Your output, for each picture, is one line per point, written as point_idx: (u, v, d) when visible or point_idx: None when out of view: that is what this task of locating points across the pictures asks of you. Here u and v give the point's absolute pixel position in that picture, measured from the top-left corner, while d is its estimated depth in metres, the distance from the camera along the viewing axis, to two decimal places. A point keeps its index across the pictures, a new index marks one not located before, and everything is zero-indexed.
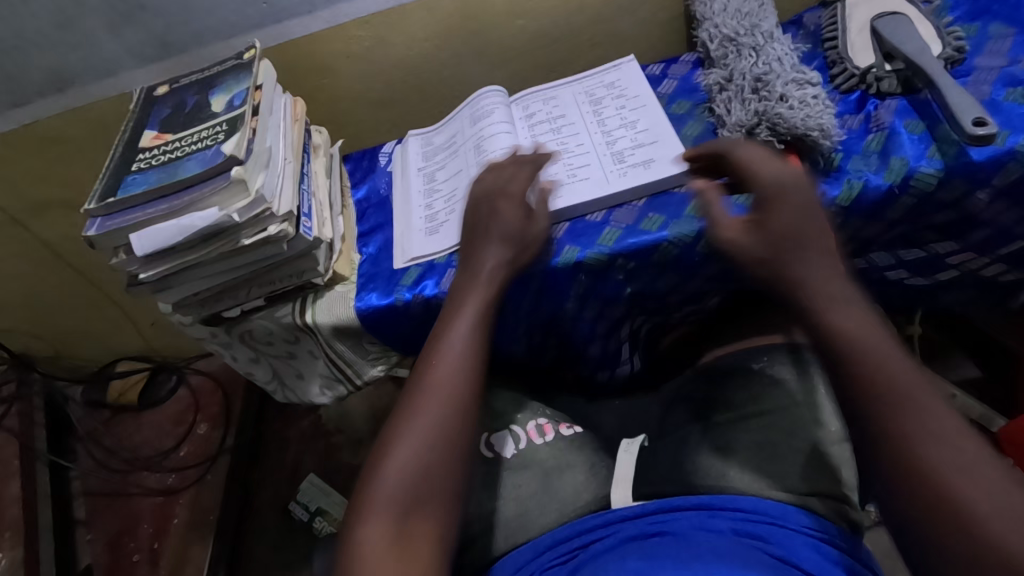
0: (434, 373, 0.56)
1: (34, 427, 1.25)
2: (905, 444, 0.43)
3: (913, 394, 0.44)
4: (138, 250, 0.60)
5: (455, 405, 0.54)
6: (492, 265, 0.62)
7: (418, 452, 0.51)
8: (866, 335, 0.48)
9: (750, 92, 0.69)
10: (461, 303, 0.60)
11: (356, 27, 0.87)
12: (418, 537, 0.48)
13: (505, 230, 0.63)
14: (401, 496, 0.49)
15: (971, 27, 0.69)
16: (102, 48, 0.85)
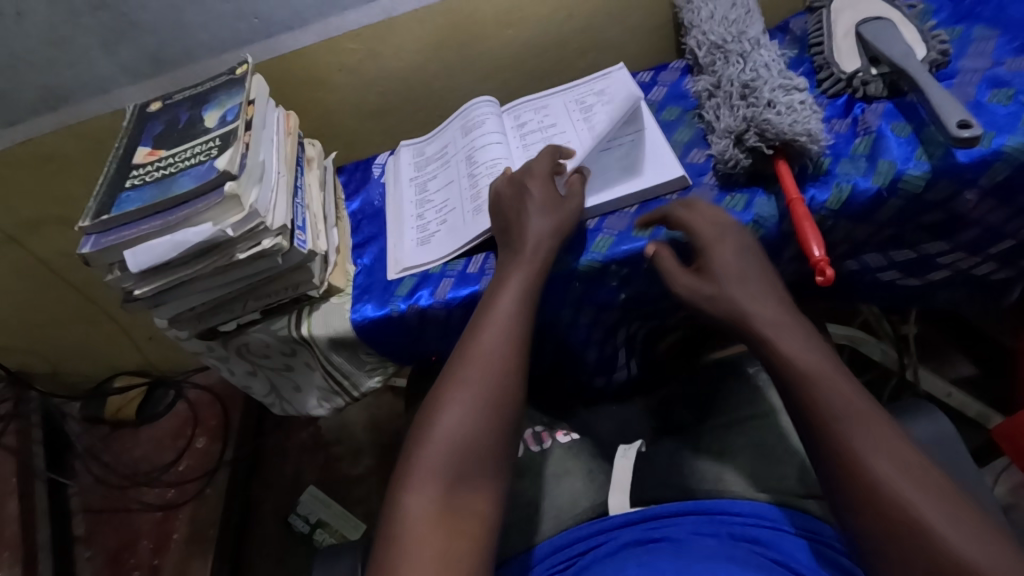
0: (479, 348, 0.58)
1: (31, 444, 1.25)
2: (887, 464, 0.46)
3: (879, 454, 0.47)
4: (133, 266, 0.61)
5: (499, 379, 0.56)
6: (533, 254, 0.63)
7: (461, 426, 0.54)
8: (830, 389, 0.51)
9: (737, 98, 0.70)
10: (507, 278, 0.62)
11: (347, 40, 0.88)
12: (460, 511, 0.50)
13: (541, 218, 0.64)
14: (446, 466, 0.52)
15: (955, 30, 0.70)
16: (95, 66, 0.85)
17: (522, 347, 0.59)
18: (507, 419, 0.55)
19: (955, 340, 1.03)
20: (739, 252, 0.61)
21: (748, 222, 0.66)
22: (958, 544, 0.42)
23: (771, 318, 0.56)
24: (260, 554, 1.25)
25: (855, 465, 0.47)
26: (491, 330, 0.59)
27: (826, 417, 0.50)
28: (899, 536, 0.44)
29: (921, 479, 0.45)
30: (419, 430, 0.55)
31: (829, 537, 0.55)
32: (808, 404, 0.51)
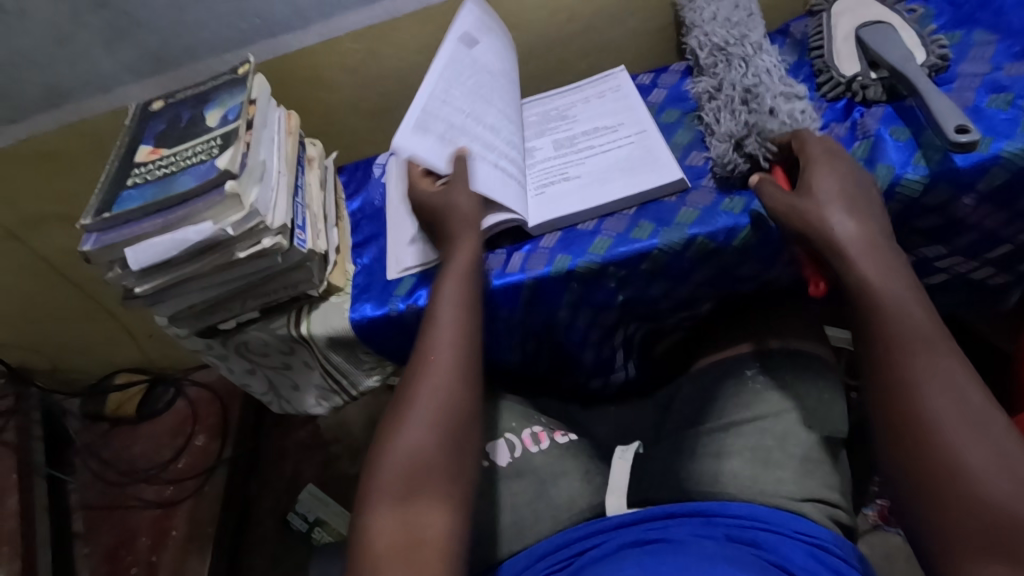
0: (427, 362, 0.60)
1: (31, 440, 1.25)
2: (926, 409, 0.49)
3: (938, 387, 0.50)
4: (134, 264, 0.61)
5: (449, 390, 0.58)
6: (465, 264, 0.64)
7: (417, 442, 0.56)
8: (916, 323, 0.53)
9: (739, 103, 0.70)
10: (442, 288, 0.63)
11: (349, 40, 0.88)
12: (421, 524, 0.52)
13: (470, 228, 0.65)
14: (402, 482, 0.54)
15: (954, 35, 0.70)
16: (97, 64, 0.86)
17: (467, 355, 0.61)
18: (460, 427, 0.57)
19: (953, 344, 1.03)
20: (847, 182, 0.60)
21: (747, 223, 0.66)
22: (986, 473, 0.46)
23: (860, 238, 0.57)
24: (259, 552, 1.26)
25: (910, 388, 0.51)
26: (438, 338, 0.61)
27: (895, 343, 0.53)
28: (928, 459, 0.48)
29: (966, 423, 0.48)
30: (375, 452, 0.57)
31: (825, 540, 0.56)
32: (884, 329, 0.53)
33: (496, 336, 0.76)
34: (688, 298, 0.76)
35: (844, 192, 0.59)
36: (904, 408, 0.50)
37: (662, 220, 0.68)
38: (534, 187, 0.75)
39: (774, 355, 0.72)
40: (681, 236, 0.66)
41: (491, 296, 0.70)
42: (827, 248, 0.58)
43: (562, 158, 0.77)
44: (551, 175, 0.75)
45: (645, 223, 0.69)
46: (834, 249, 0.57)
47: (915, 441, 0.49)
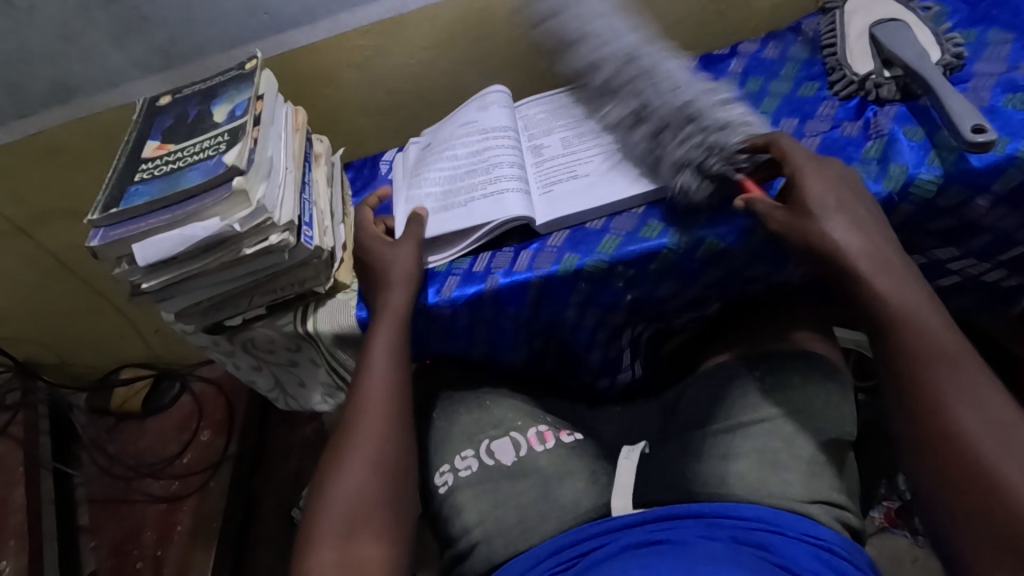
0: (366, 406, 0.63)
1: (38, 434, 1.26)
2: (945, 418, 0.49)
3: (973, 402, 0.49)
4: (141, 260, 0.61)
5: (381, 430, 0.61)
6: (396, 305, 0.67)
7: (355, 486, 0.58)
8: (938, 332, 0.52)
9: (682, 121, 0.69)
10: (376, 333, 0.66)
11: (356, 37, 0.88)
12: (359, 559, 0.54)
13: (404, 273, 0.68)
14: (343, 521, 0.56)
15: (970, 33, 0.69)
16: (105, 59, 0.86)
17: (399, 393, 0.64)
18: (392, 464, 0.60)
19: None
20: (838, 195, 0.59)
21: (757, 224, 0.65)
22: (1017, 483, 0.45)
23: (865, 245, 0.57)
24: (262, 548, 1.26)
25: (936, 397, 0.50)
26: (372, 383, 0.64)
27: (922, 353, 0.52)
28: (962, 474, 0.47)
29: (988, 432, 0.47)
30: (315, 498, 0.58)
31: (833, 543, 0.56)
32: (904, 340, 0.53)
33: (501, 335, 0.75)
34: (697, 298, 0.75)
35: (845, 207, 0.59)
36: (924, 420, 0.50)
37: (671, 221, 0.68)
38: (542, 186, 0.76)
39: (783, 356, 0.71)
40: (690, 238, 0.66)
41: (498, 294, 0.69)
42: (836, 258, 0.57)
43: (572, 157, 0.78)
44: (561, 174, 0.76)
45: (653, 223, 0.69)
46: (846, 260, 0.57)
47: (938, 454, 0.49)
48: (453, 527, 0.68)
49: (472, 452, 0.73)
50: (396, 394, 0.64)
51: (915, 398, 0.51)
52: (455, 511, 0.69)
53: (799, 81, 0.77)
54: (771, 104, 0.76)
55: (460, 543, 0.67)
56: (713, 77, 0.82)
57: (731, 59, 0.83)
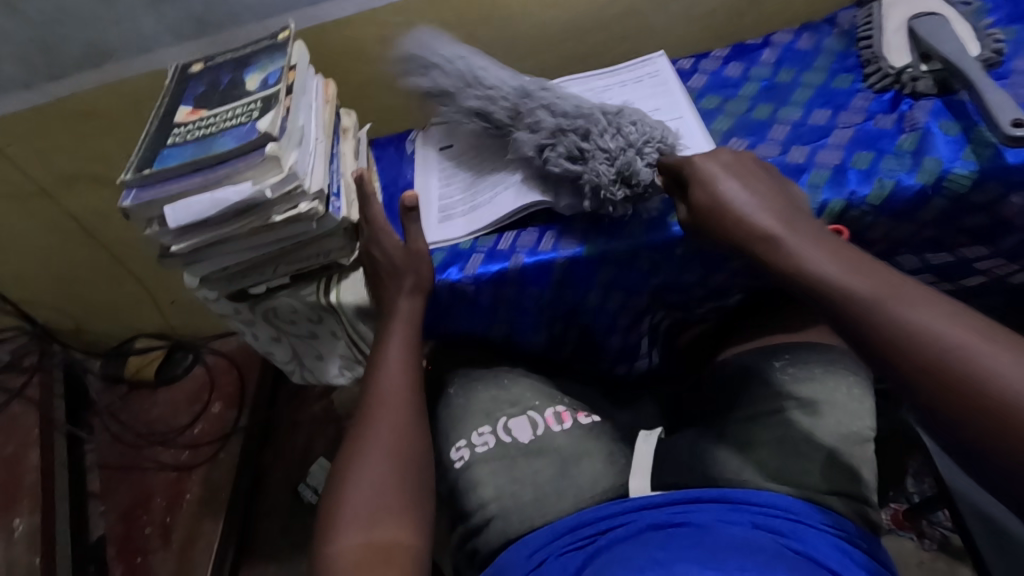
0: (382, 402, 0.64)
1: (53, 398, 1.28)
2: (915, 338, 0.46)
3: (945, 321, 0.46)
4: (172, 221, 0.61)
5: (400, 421, 0.63)
6: (408, 302, 0.69)
7: (372, 475, 0.58)
8: (865, 281, 0.50)
9: (573, 142, 0.67)
10: (388, 331, 0.68)
11: (389, 13, 0.88)
12: (386, 539, 0.54)
13: (416, 280, 0.69)
14: (369, 504, 0.56)
15: (1010, 31, 0.69)
16: (140, 25, 0.87)
17: (418, 387, 0.66)
18: (414, 451, 0.61)
19: None
20: (746, 181, 0.60)
21: None
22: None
23: (784, 225, 0.57)
24: (269, 520, 1.27)
25: (911, 330, 0.46)
26: (386, 380, 0.65)
27: (859, 302, 0.49)
28: (970, 389, 0.43)
29: (967, 330, 0.45)
30: (334, 491, 0.58)
31: (849, 534, 0.56)
32: (847, 297, 0.50)
33: (523, 314, 0.75)
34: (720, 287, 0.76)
35: (754, 193, 0.59)
36: (900, 343, 0.46)
37: None
38: None
39: (804, 347, 0.71)
40: None
41: (522, 273, 0.69)
42: (766, 246, 0.56)
43: None
44: None
45: None
46: (776, 242, 0.56)
47: (938, 377, 0.44)
48: (469, 500, 0.69)
49: (489, 429, 0.73)
50: (417, 388, 0.66)
51: (873, 330, 0.48)
52: (472, 485, 0.70)
53: (833, 73, 0.77)
54: (804, 94, 0.76)
55: (475, 517, 0.68)
56: (744, 66, 0.82)
57: (765, 49, 0.83)
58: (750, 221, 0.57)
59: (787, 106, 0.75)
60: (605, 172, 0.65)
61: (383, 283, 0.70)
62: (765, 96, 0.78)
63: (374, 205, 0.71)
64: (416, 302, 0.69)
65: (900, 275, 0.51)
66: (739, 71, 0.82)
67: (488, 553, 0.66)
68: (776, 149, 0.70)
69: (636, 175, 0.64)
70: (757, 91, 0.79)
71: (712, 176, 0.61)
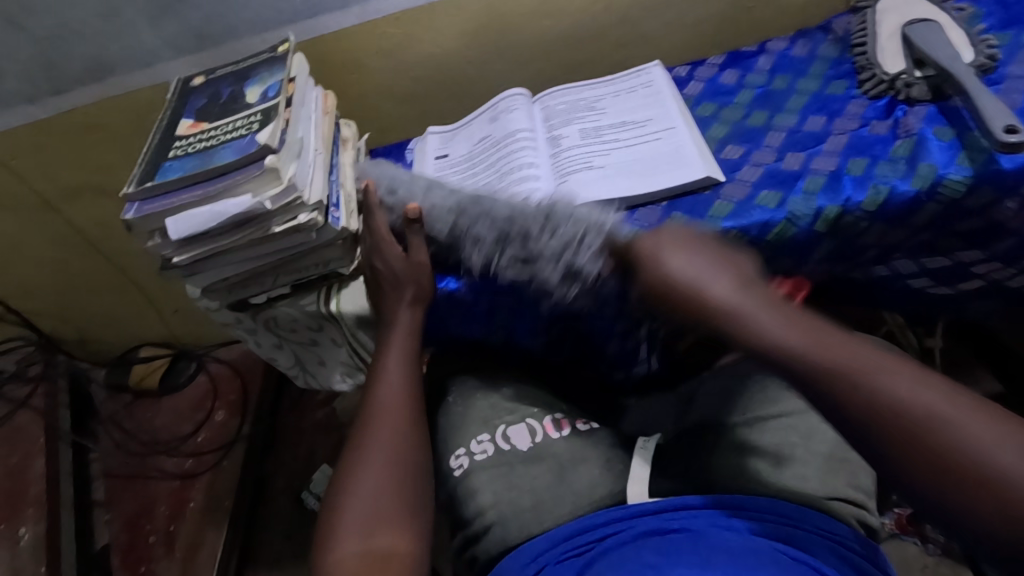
0: (381, 411, 0.65)
1: (58, 407, 1.29)
2: (895, 416, 0.42)
3: (910, 387, 0.43)
4: (172, 233, 0.62)
5: (400, 430, 0.63)
6: (407, 314, 0.70)
7: (371, 483, 0.58)
8: (827, 351, 0.46)
9: (511, 251, 0.66)
10: (388, 343, 0.69)
11: (387, 24, 0.89)
12: (385, 546, 0.54)
13: (417, 291, 0.70)
14: (368, 512, 0.56)
15: (1004, 36, 0.69)
16: (142, 40, 0.88)
17: (416, 396, 0.67)
18: (412, 459, 0.62)
19: (982, 355, 1.03)
20: (686, 243, 0.54)
21: (782, 219, 0.64)
22: (1009, 449, 0.39)
23: (738, 289, 0.51)
24: (271, 528, 1.27)
25: (890, 405, 0.42)
26: (385, 389, 0.66)
27: (831, 375, 0.45)
28: (968, 467, 0.39)
29: (944, 399, 0.42)
30: (333, 500, 0.58)
31: (848, 539, 0.56)
32: (812, 372, 0.45)
33: (521, 321, 0.76)
34: None
35: (694, 254, 0.54)
36: (888, 422, 0.42)
37: (695, 213, 0.67)
38: (556, 176, 0.74)
39: None
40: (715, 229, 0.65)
41: (520, 281, 0.70)
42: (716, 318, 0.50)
43: (588, 148, 0.76)
44: (579, 162, 0.74)
45: (677, 215, 0.68)
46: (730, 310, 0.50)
47: (933, 462, 0.41)
48: (469, 508, 0.70)
49: (487, 436, 0.74)
50: (415, 397, 0.67)
51: (856, 401, 0.43)
52: (471, 493, 0.70)
53: (827, 80, 0.77)
54: (798, 101, 0.76)
55: (475, 525, 0.68)
56: (740, 73, 0.83)
57: (759, 56, 0.84)
58: (700, 295, 0.51)
59: (782, 112, 0.76)
60: (552, 272, 0.65)
61: (382, 295, 0.71)
62: (760, 103, 0.78)
63: (380, 215, 0.71)
64: (414, 317, 0.70)
65: (864, 343, 0.47)
66: (734, 78, 0.82)
67: (488, 560, 0.66)
68: (772, 156, 0.70)
69: (580, 269, 0.64)
70: (751, 99, 0.79)
71: (651, 242, 0.55)
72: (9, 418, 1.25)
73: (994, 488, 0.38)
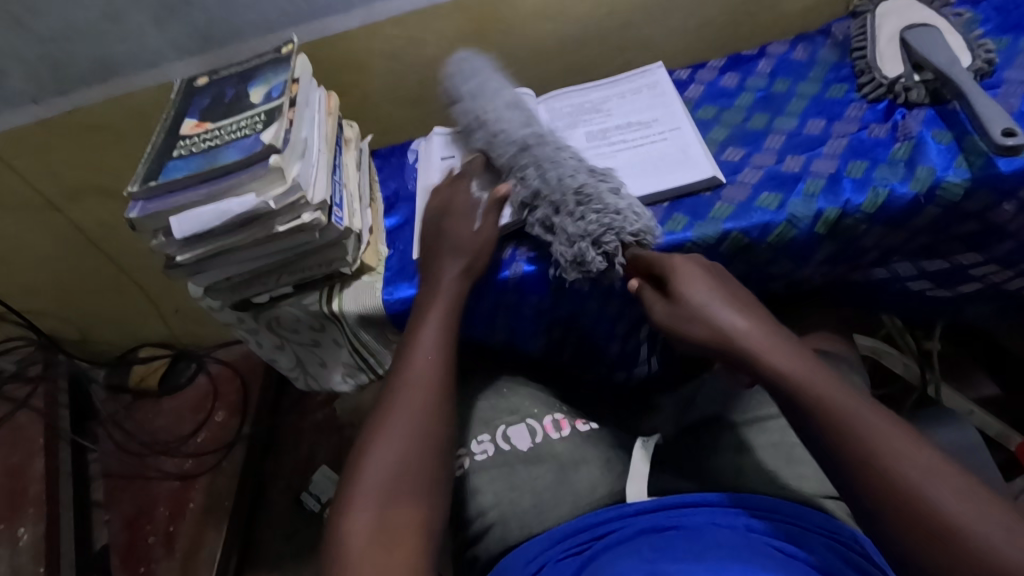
0: (411, 383, 0.62)
1: (58, 408, 1.29)
2: (878, 464, 0.47)
3: (905, 450, 0.47)
4: (177, 233, 0.62)
5: (429, 404, 0.60)
6: (451, 283, 0.67)
7: (393, 454, 0.57)
8: (833, 393, 0.50)
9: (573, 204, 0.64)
10: (425, 312, 0.66)
11: (390, 26, 0.89)
12: (399, 524, 0.53)
13: (463, 256, 0.68)
14: (385, 486, 0.55)
15: (1002, 41, 0.70)
16: (147, 40, 0.88)
17: (450, 370, 0.64)
18: (439, 434, 0.59)
19: (980, 355, 1.04)
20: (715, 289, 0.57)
21: (782, 221, 0.65)
22: (973, 521, 0.43)
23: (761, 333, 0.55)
24: (271, 528, 1.26)
25: (873, 458, 0.47)
26: (417, 361, 0.63)
27: (832, 419, 0.49)
28: (923, 525, 0.44)
29: (931, 469, 0.46)
30: (353, 466, 0.57)
31: (847, 536, 0.55)
32: (819, 408, 0.50)
33: (523, 322, 0.76)
34: None
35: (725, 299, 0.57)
36: (873, 472, 0.47)
37: (696, 213, 0.68)
38: None
39: None
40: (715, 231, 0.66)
41: (522, 281, 0.70)
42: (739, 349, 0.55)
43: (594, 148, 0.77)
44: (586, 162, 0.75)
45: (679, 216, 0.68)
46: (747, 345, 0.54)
47: (897, 513, 0.45)
48: (469, 508, 0.70)
49: (488, 437, 0.73)
50: (448, 370, 0.63)
51: (851, 439, 0.48)
52: (471, 493, 0.70)
53: (827, 83, 0.78)
54: (798, 104, 0.77)
55: (475, 524, 0.69)
56: (740, 76, 0.83)
57: (760, 60, 0.85)
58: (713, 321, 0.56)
59: (782, 115, 0.76)
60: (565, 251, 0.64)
61: (429, 265, 0.69)
62: (761, 106, 0.79)
63: (463, 191, 0.72)
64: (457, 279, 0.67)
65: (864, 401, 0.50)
66: (735, 81, 0.83)
67: (488, 560, 0.66)
68: (772, 158, 0.71)
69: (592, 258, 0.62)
70: (752, 102, 0.80)
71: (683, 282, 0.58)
72: (10, 418, 1.25)
73: (935, 545, 0.44)
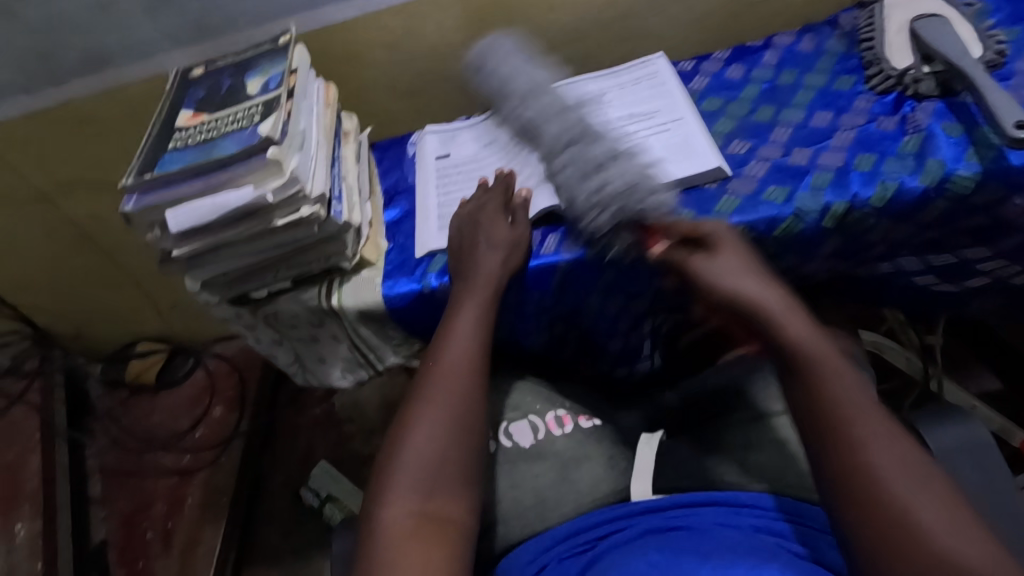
0: (446, 371, 0.59)
1: (54, 403, 1.28)
2: (872, 475, 0.46)
3: (902, 471, 0.46)
4: (172, 225, 0.61)
5: (464, 392, 0.58)
6: (490, 271, 0.65)
7: (429, 444, 0.55)
8: (849, 397, 0.49)
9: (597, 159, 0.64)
10: (463, 299, 0.65)
11: (389, 17, 0.88)
12: (439, 515, 0.52)
13: (496, 245, 0.67)
14: (422, 476, 0.53)
15: (1012, 32, 0.69)
16: (139, 30, 0.87)
17: (486, 359, 0.62)
18: (477, 424, 0.58)
19: (983, 351, 1.04)
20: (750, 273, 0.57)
21: (789, 215, 0.63)
22: (963, 550, 0.42)
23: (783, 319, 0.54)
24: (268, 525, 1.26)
25: (871, 470, 0.46)
26: (453, 350, 0.61)
27: (839, 423, 0.48)
28: (899, 543, 0.44)
29: (935, 501, 0.45)
30: (390, 452, 0.55)
31: None
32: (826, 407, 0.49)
33: (525, 318, 0.75)
34: None
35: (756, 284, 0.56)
36: (868, 480, 0.46)
37: (701, 208, 0.67)
38: None
39: None
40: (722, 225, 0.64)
41: (524, 277, 0.69)
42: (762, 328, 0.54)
43: None
44: None
45: (684, 211, 0.67)
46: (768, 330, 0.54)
47: (882, 522, 0.45)
48: None
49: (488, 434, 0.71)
50: (484, 361, 0.61)
51: (855, 449, 0.47)
52: None
53: (834, 75, 0.77)
54: (805, 96, 0.76)
55: None
56: (746, 67, 0.82)
57: (765, 51, 0.83)
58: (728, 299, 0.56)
59: (788, 107, 0.75)
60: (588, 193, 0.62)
61: (466, 256, 0.68)
62: (766, 98, 0.78)
63: (496, 196, 0.71)
64: (494, 266, 0.66)
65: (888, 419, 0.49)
66: (740, 73, 0.82)
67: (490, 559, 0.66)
68: (778, 151, 0.70)
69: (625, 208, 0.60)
70: (758, 94, 0.78)
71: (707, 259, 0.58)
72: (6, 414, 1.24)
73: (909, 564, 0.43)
